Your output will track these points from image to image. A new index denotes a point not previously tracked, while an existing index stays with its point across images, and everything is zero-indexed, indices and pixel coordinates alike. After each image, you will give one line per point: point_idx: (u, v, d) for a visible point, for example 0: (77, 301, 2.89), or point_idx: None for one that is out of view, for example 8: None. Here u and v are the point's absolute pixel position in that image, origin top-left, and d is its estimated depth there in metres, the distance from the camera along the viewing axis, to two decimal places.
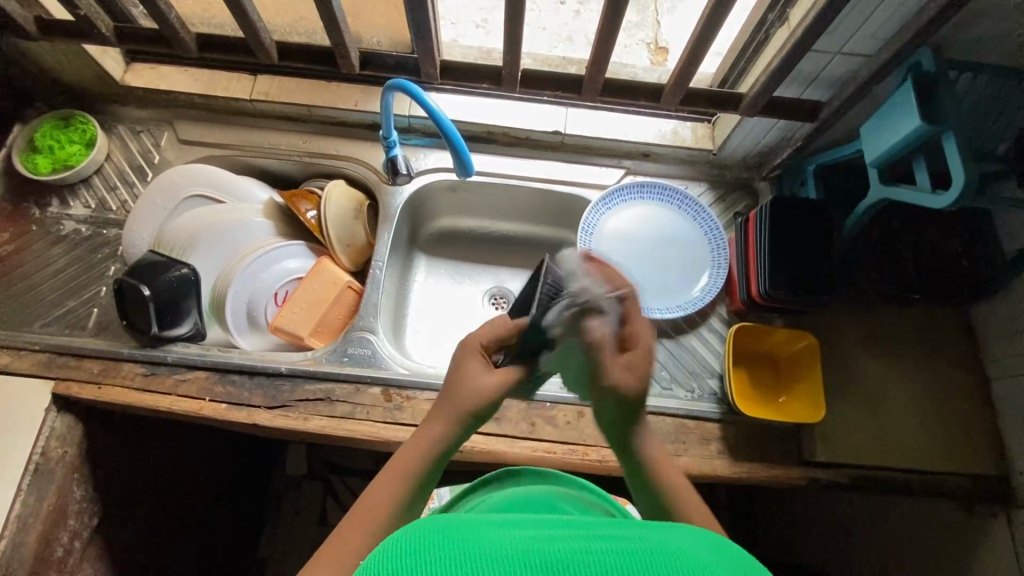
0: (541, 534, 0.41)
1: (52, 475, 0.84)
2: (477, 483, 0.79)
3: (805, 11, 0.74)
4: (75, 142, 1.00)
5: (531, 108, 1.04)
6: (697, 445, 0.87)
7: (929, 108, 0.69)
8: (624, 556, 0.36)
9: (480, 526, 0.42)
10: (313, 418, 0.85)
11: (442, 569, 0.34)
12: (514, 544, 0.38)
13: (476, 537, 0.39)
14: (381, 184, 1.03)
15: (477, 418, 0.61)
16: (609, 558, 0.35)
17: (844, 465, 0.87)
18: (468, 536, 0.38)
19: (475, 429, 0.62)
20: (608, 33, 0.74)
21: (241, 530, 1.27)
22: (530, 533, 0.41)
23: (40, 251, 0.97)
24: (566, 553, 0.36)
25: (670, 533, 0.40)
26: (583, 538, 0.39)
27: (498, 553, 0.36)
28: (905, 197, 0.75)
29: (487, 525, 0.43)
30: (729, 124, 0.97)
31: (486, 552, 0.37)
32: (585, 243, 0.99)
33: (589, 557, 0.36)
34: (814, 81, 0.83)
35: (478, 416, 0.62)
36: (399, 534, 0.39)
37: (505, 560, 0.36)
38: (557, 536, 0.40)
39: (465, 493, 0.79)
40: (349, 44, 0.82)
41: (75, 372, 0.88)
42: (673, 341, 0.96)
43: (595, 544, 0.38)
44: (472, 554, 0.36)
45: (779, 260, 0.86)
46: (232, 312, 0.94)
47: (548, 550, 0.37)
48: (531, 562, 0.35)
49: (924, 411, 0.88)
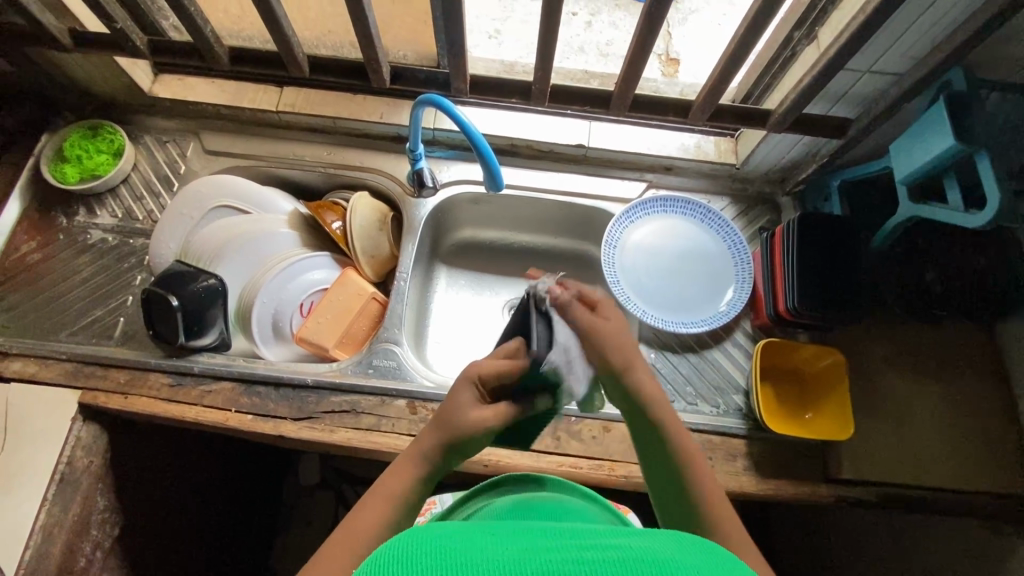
0: (533, 543, 0.41)
1: (78, 484, 0.84)
2: (474, 489, 0.77)
3: (836, 31, 0.74)
4: (103, 152, 1.01)
5: (555, 122, 1.04)
6: (724, 462, 0.87)
7: (963, 127, 0.69)
8: (618, 565, 0.37)
9: (477, 535, 0.42)
10: (339, 430, 0.85)
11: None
12: (507, 553, 0.38)
13: (472, 546, 0.39)
14: (405, 196, 1.03)
15: (466, 449, 0.62)
16: (602, 567, 0.36)
17: (871, 482, 0.86)
18: (461, 549, 0.39)
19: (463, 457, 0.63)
20: (641, 51, 0.74)
21: (256, 539, 1.27)
22: (525, 542, 0.42)
23: (66, 260, 0.97)
24: (558, 562, 0.37)
25: (663, 541, 0.41)
26: (577, 548, 0.40)
27: (492, 563, 0.37)
28: (936, 215, 0.75)
29: (482, 534, 0.43)
30: (753, 139, 0.98)
31: (480, 562, 0.37)
32: (608, 257, 0.99)
33: (581, 567, 0.36)
34: (841, 99, 0.83)
35: (468, 447, 0.62)
36: (390, 543, 0.39)
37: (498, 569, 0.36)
38: (551, 545, 0.41)
39: (465, 496, 0.78)
40: (381, 59, 0.83)
41: (101, 382, 0.88)
42: (697, 355, 0.96)
43: (588, 553, 0.38)
44: (468, 562, 0.37)
45: (807, 276, 0.86)
46: (258, 323, 0.94)
47: (542, 559, 0.37)
48: (525, 570, 0.36)
49: (952, 429, 0.88)
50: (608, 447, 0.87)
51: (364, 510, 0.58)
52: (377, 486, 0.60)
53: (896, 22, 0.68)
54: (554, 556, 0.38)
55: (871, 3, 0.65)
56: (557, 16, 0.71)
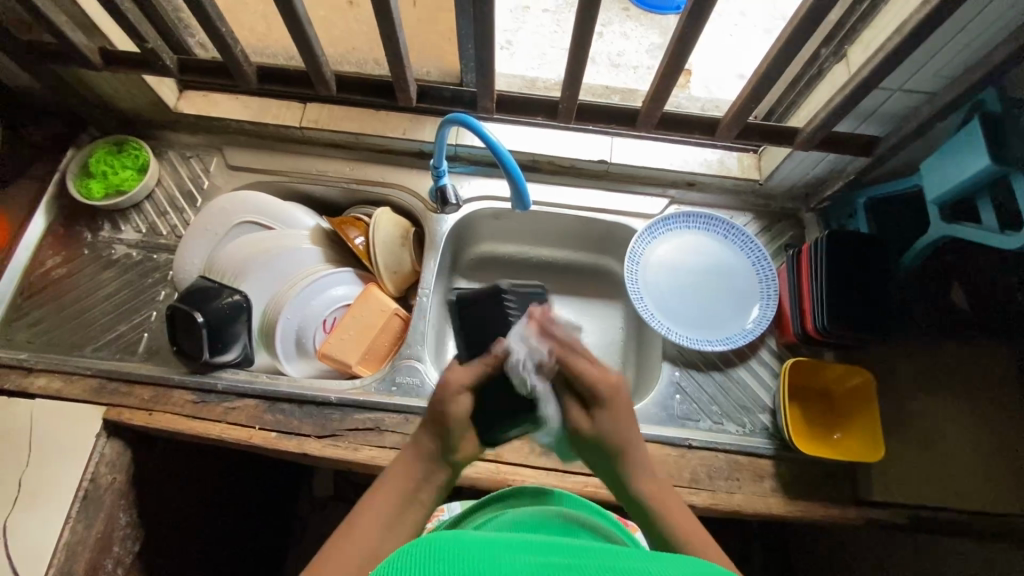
0: (546, 557, 0.42)
1: (101, 502, 0.84)
2: (479, 504, 0.75)
3: (868, 52, 0.74)
4: (128, 168, 1.02)
5: (576, 137, 1.04)
6: (752, 483, 0.86)
7: (999, 149, 0.69)
8: None
9: (490, 546, 0.42)
10: (363, 449, 0.85)
11: None
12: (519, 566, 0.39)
13: (488, 562, 0.40)
14: (427, 212, 1.03)
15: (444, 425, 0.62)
16: None
17: (900, 504, 0.85)
18: (475, 559, 0.40)
19: (449, 439, 0.63)
20: (670, 70, 0.74)
21: (270, 553, 1.26)
22: (539, 556, 0.42)
23: (90, 276, 0.98)
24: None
25: (679, 566, 0.40)
26: (593, 565, 0.40)
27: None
28: (969, 235, 0.74)
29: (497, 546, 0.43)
30: (777, 156, 0.97)
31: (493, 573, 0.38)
32: (632, 273, 0.99)
33: None
34: (870, 117, 0.83)
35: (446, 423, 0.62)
36: (408, 548, 0.41)
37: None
38: (566, 560, 0.41)
39: (470, 507, 0.76)
40: (409, 79, 0.83)
41: (126, 398, 0.88)
42: (722, 373, 0.95)
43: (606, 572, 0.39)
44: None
45: (836, 295, 0.85)
46: (281, 339, 0.94)
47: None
48: None
49: (984, 450, 0.86)
50: None
51: (366, 511, 0.58)
52: (376, 486, 0.61)
53: (932, 43, 0.68)
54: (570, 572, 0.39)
55: (907, 25, 0.65)
56: (588, 37, 0.71)
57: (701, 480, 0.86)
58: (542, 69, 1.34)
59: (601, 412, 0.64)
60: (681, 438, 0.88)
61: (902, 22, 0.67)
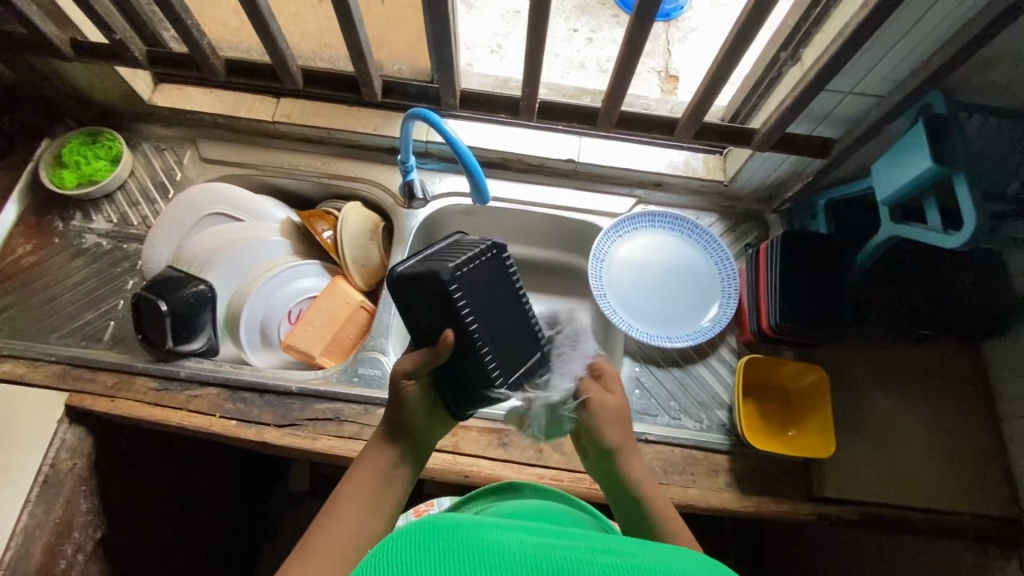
0: (547, 540, 0.44)
1: (61, 487, 0.85)
2: (458, 503, 0.76)
3: (818, 52, 0.75)
4: (101, 158, 1.03)
5: (547, 137, 1.06)
6: (706, 477, 0.87)
7: (941, 150, 0.71)
8: (627, 569, 0.39)
9: (490, 528, 0.45)
10: (321, 438, 0.86)
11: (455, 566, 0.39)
12: (522, 547, 0.42)
13: (490, 539, 0.42)
14: (396, 206, 1.04)
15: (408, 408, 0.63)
16: (611, 568, 0.39)
17: (852, 501, 0.86)
18: (477, 538, 0.42)
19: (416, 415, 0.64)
20: (625, 70, 0.76)
21: (241, 546, 1.26)
22: (538, 539, 0.44)
23: (60, 264, 0.99)
24: (569, 561, 0.40)
25: (673, 554, 0.43)
26: (589, 547, 0.42)
27: (509, 559, 0.40)
28: (917, 236, 0.76)
29: (497, 526, 0.46)
30: (741, 157, 0.99)
31: (497, 554, 0.40)
32: (595, 270, 1.00)
33: (594, 568, 0.39)
34: (826, 119, 0.84)
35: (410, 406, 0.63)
36: (414, 526, 0.43)
37: (511, 563, 0.39)
38: (565, 543, 0.43)
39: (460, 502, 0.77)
40: (373, 74, 0.85)
41: (89, 384, 0.89)
42: (682, 370, 0.96)
43: (601, 555, 0.41)
44: (482, 557, 0.40)
45: (790, 293, 0.87)
46: (245, 329, 0.95)
47: (555, 558, 0.40)
48: (538, 566, 0.39)
49: (935, 448, 0.88)
50: None
51: (353, 490, 0.61)
52: (355, 467, 0.63)
53: (877, 45, 0.70)
54: (565, 554, 0.41)
55: (847, 30, 0.67)
56: (543, 36, 0.73)
57: (656, 474, 0.87)
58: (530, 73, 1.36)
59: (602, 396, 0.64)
60: (637, 432, 0.89)
61: (844, 25, 0.68)
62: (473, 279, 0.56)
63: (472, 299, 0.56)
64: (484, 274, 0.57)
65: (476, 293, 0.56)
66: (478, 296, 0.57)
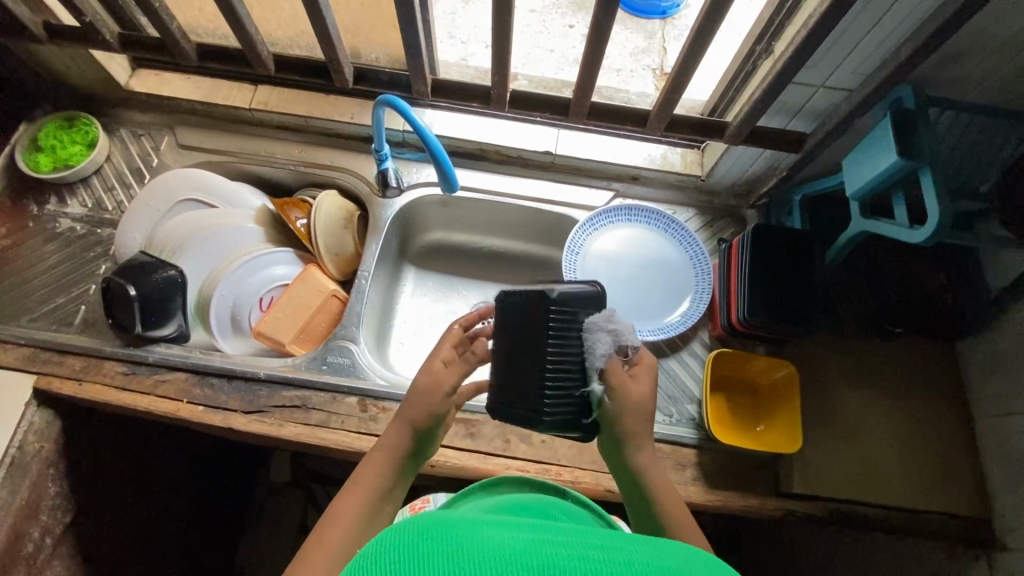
0: (537, 536, 0.41)
1: (28, 470, 0.85)
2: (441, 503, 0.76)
3: (787, 43, 0.75)
4: (77, 143, 1.03)
5: (526, 128, 1.05)
6: (674, 471, 0.87)
7: (908, 144, 0.70)
8: (624, 565, 0.36)
9: (477, 525, 0.42)
10: (287, 425, 0.86)
11: (441, 563, 0.36)
12: (513, 543, 0.39)
13: (480, 535, 0.39)
14: (372, 195, 1.04)
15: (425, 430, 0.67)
16: (607, 565, 0.36)
17: (821, 498, 0.86)
18: (462, 534, 0.39)
19: (428, 438, 0.68)
20: (593, 58, 0.76)
21: (220, 535, 1.26)
22: (529, 535, 0.42)
23: (34, 248, 0.99)
24: (561, 557, 0.37)
25: (669, 547, 0.40)
26: (582, 544, 0.40)
27: (498, 554, 0.37)
28: (883, 230, 0.76)
29: (485, 523, 0.43)
30: (718, 151, 0.99)
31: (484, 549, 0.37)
32: (571, 263, 1.00)
33: (588, 564, 0.36)
34: (799, 112, 0.84)
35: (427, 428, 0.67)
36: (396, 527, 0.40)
37: (501, 556, 0.36)
38: (554, 540, 0.41)
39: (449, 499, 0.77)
40: (343, 60, 0.84)
41: (57, 368, 0.89)
42: (653, 364, 0.96)
43: (596, 551, 0.38)
44: (469, 551, 0.37)
45: (760, 288, 0.87)
46: (216, 315, 0.95)
47: (546, 553, 0.37)
48: (529, 562, 0.36)
49: (906, 446, 0.88)
50: (557, 452, 0.87)
51: (343, 503, 0.60)
52: (349, 484, 0.63)
53: (844, 38, 0.69)
54: (559, 550, 0.38)
55: (812, 20, 0.66)
56: (509, 24, 0.72)
57: None
58: (524, 67, 1.35)
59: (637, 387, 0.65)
60: None
61: (809, 16, 0.68)
62: (512, 305, 0.63)
63: (506, 321, 0.63)
64: (522, 302, 0.62)
65: (512, 315, 0.62)
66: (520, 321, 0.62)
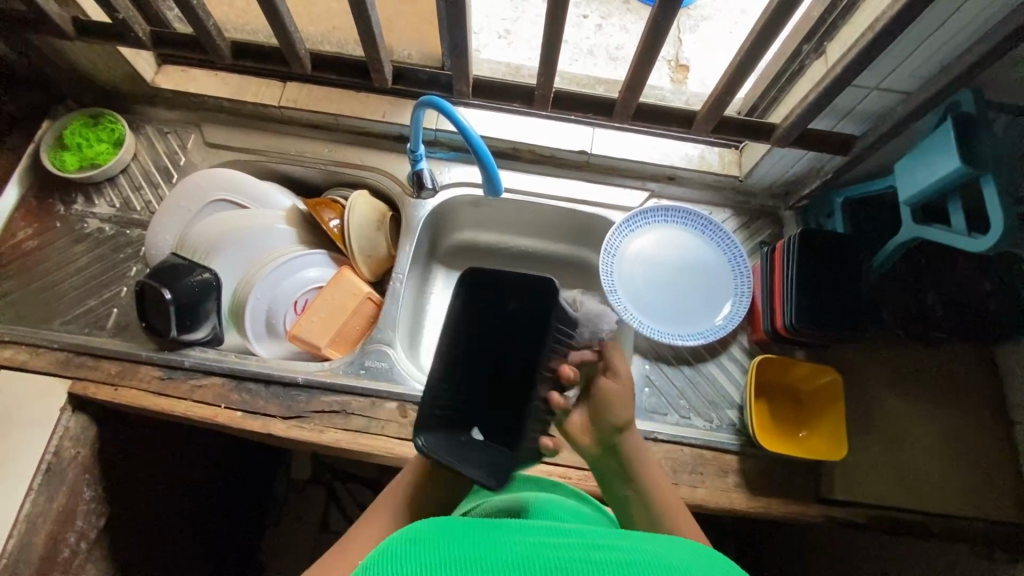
0: (539, 539, 0.42)
1: (65, 476, 0.84)
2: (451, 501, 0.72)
3: (845, 46, 0.73)
4: (103, 141, 1.00)
5: (559, 127, 1.03)
6: (715, 477, 0.86)
7: (970, 150, 0.69)
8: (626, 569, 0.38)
9: (477, 531, 0.43)
10: (327, 431, 0.85)
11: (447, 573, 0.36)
12: (513, 550, 0.40)
13: (479, 545, 0.40)
14: (404, 196, 1.03)
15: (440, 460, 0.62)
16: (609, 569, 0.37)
17: (862, 504, 0.85)
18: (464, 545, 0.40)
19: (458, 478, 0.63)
20: (645, 59, 0.73)
21: (245, 533, 1.26)
22: (528, 537, 0.43)
23: (62, 248, 0.97)
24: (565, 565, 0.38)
25: (668, 547, 0.42)
26: (580, 545, 0.41)
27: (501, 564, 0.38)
28: (937, 237, 0.75)
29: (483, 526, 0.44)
30: (757, 152, 0.97)
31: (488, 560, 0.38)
32: (608, 265, 0.98)
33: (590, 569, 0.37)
34: (848, 115, 0.82)
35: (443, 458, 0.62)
36: (399, 536, 0.41)
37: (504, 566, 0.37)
38: (558, 544, 0.42)
39: None
40: (383, 59, 0.82)
41: (92, 372, 0.88)
42: (692, 368, 0.95)
43: (593, 553, 0.40)
44: (472, 566, 0.37)
45: (805, 293, 0.86)
46: (251, 318, 0.94)
47: (548, 563, 0.38)
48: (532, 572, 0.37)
49: (947, 451, 0.87)
50: None
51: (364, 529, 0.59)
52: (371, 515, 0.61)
53: (907, 43, 0.68)
54: (561, 556, 0.39)
55: (877, 23, 0.64)
56: (560, 26, 0.70)
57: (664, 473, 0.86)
58: None
59: (613, 383, 0.70)
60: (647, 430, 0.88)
61: (874, 18, 0.66)
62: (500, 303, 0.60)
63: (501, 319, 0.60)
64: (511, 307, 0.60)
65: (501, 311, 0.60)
66: (513, 301, 0.60)
